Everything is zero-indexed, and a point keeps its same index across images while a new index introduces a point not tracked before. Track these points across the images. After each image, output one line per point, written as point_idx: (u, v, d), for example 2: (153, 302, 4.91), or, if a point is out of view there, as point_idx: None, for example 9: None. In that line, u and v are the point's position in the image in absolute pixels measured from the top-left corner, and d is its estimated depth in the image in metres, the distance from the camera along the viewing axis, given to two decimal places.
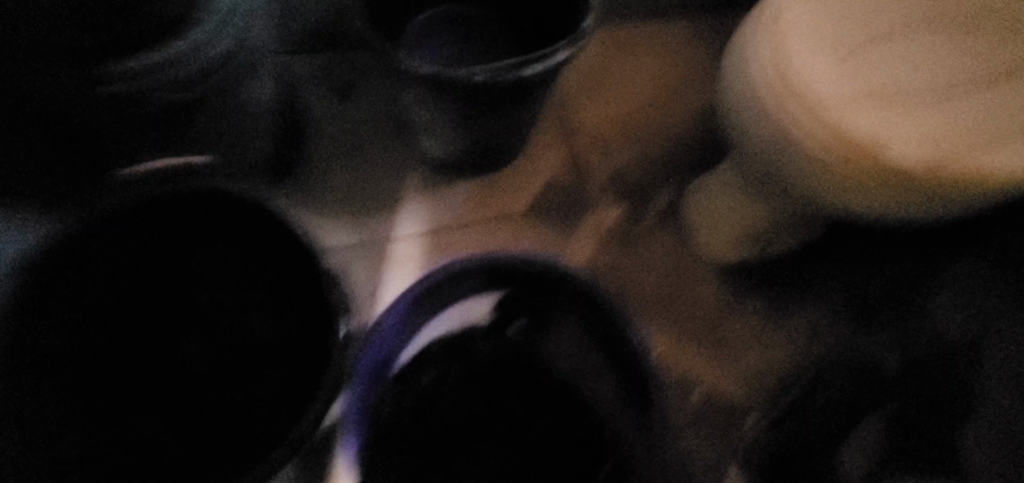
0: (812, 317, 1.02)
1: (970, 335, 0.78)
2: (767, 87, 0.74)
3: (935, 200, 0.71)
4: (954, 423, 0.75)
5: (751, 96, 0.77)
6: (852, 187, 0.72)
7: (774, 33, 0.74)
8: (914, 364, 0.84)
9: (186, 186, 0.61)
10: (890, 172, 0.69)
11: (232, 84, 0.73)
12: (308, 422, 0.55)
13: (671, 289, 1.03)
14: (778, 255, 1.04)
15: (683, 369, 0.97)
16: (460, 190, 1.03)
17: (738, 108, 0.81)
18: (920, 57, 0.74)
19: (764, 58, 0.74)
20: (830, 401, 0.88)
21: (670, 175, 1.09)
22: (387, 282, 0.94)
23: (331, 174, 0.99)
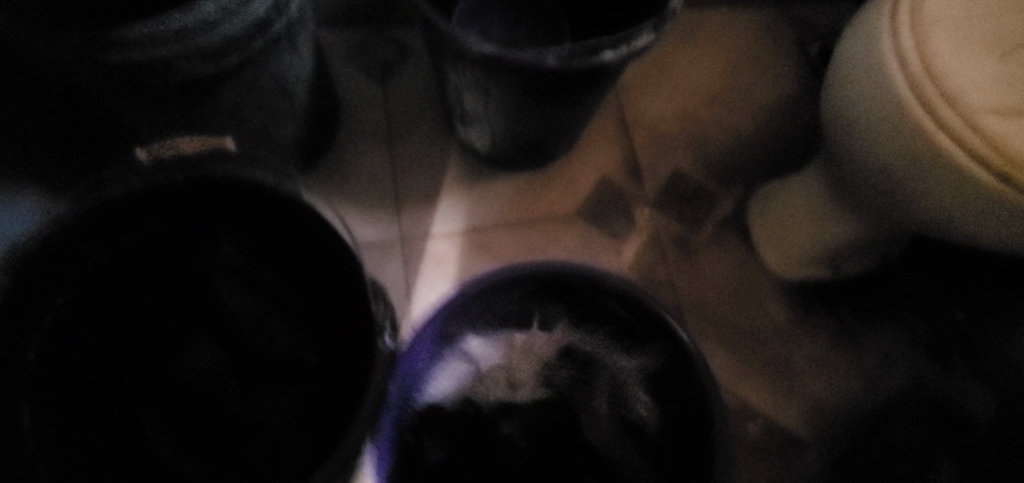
0: (886, 346, 0.93)
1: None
2: (910, 86, 0.57)
3: None
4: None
5: (876, 95, 0.61)
6: (995, 214, 0.57)
7: (916, 22, 0.59)
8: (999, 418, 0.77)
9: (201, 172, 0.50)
10: None
11: (266, 54, 0.65)
12: (332, 462, 0.44)
13: (731, 306, 0.93)
14: (851, 275, 0.95)
15: (743, 395, 0.89)
16: (505, 186, 0.94)
17: (847, 110, 0.66)
18: None
19: (903, 47, 0.59)
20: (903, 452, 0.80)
21: (734, 181, 0.99)
22: (422, 284, 0.86)
23: (365, 162, 0.91)
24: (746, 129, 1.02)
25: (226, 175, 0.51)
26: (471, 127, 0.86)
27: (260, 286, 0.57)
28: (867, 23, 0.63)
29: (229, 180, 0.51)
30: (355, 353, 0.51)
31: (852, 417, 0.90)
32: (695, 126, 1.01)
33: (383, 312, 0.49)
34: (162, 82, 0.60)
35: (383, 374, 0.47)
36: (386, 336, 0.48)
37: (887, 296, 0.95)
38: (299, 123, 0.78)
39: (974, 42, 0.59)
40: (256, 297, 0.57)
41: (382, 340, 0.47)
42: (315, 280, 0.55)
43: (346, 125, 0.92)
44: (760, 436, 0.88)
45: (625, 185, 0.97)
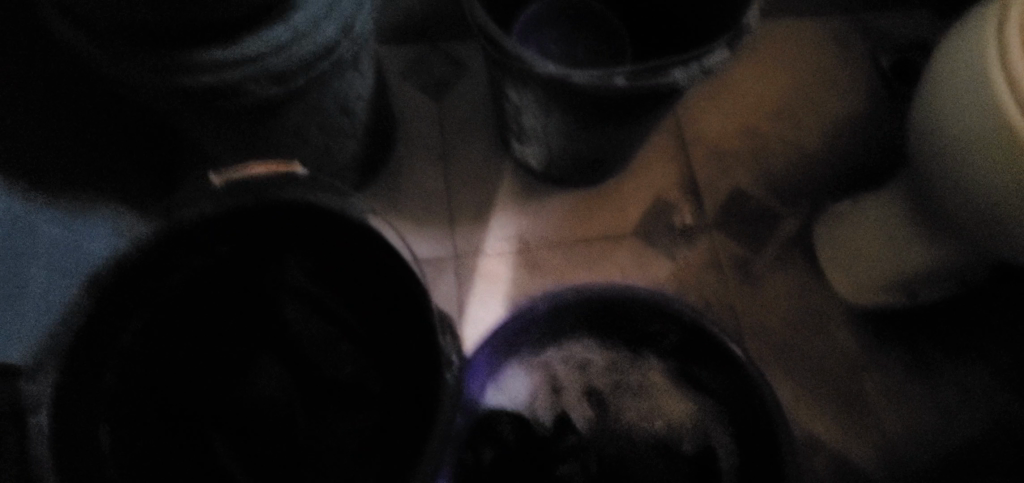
0: (968, 379, 0.87)
1: None
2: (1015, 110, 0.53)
3: None
4: None
5: (976, 119, 0.56)
6: None
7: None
8: None
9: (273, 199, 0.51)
10: None
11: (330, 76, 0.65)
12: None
13: (795, 332, 0.89)
14: (929, 303, 0.88)
15: (810, 428, 0.85)
16: (560, 203, 0.92)
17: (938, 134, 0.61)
18: None
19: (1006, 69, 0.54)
20: None
21: (798, 200, 0.94)
22: (475, 302, 0.85)
23: (419, 179, 0.90)
24: (812, 146, 0.97)
25: (300, 201, 0.51)
26: (527, 144, 0.85)
27: (326, 309, 0.58)
28: (967, 40, 0.58)
29: (301, 205, 0.52)
30: (421, 383, 0.50)
31: (928, 456, 0.84)
32: (757, 142, 0.97)
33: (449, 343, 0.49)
34: (234, 106, 0.61)
35: (451, 408, 0.46)
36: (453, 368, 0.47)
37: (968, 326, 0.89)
38: (358, 142, 0.79)
39: None
40: (321, 319, 0.58)
41: (448, 372, 0.47)
42: (380, 305, 0.55)
43: (400, 142, 0.92)
44: (829, 473, 0.83)
45: (683, 203, 0.93)
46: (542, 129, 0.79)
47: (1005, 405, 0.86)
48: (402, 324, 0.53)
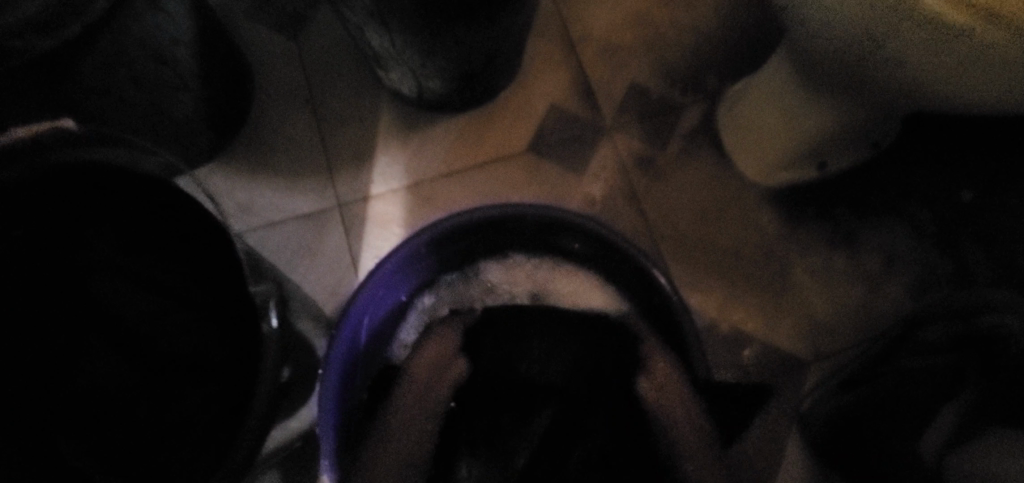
0: (886, 242, 0.84)
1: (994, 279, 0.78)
2: None
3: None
4: (984, 345, 0.63)
5: None
6: (976, 74, 0.47)
7: None
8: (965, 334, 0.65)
9: (53, 161, 0.44)
10: None
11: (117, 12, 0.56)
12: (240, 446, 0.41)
13: (706, 226, 0.85)
14: (839, 172, 0.84)
15: (732, 322, 0.82)
16: (443, 130, 0.85)
17: None
18: None
19: None
20: (903, 372, 0.68)
21: (698, 89, 0.89)
22: (364, 248, 0.80)
23: (292, 130, 0.83)
24: (709, 28, 0.90)
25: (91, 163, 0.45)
26: (392, 71, 0.77)
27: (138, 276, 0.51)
28: None
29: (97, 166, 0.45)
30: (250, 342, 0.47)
31: (855, 331, 0.82)
32: (652, 32, 0.90)
33: (265, 293, 0.46)
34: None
35: (273, 362, 0.44)
36: (270, 317, 0.45)
37: (885, 182, 0.85)
38: (196, 101, 0.71)
39: None
40: (126, 290, 0.51)
41: (267, 321, 0.45)
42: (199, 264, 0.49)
43: (264, 96, 0.84)
44: (755, 364, 0.81)
45: (579, 112, 0.87)
46: (393, 47, 0.70)
47: (934, 262, 0.83)
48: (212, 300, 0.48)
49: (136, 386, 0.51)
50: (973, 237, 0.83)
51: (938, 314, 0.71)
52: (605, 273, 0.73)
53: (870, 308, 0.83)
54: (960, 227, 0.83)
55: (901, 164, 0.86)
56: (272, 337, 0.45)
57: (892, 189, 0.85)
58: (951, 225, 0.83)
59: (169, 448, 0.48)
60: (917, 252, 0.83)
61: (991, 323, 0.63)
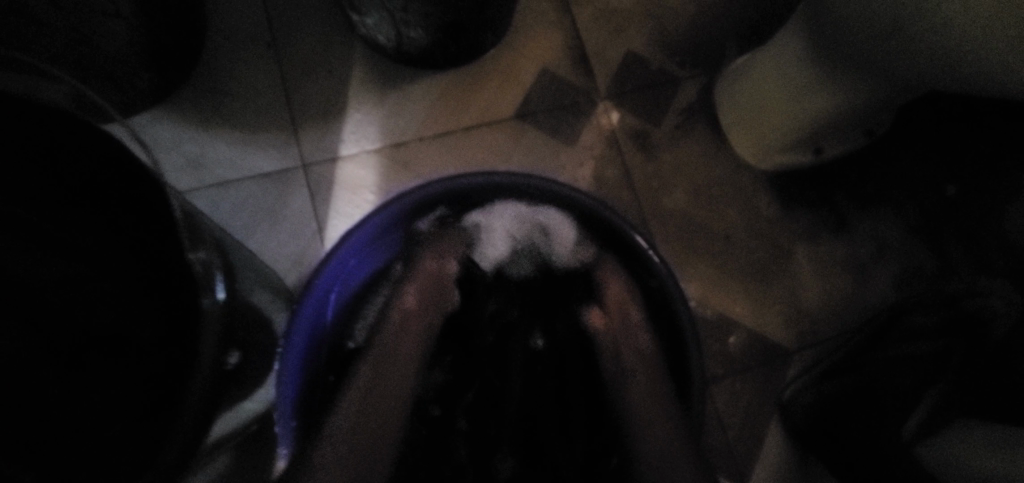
0: (877, 231, 0.82)
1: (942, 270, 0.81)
2: None
3: None
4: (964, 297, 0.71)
5: None
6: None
7: None
8: (944, 307, 0.71)
9: None
10: None
11: None
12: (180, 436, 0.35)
13: (697, 206, 0.81)
14: (834, 157, 0.82)
15: (718, 308, 0.79)
16: (424, 89, 0.77)
17: None
18: None
19: None
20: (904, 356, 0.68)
21: (696, 63, 0.84)
22: (333, 213, 0.72)
23: (248, 79, 0.74)
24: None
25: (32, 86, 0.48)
26: (368, 15, 0.68)
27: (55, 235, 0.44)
28: None
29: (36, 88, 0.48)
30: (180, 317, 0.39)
31: (837, 320, 0.81)
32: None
33: (205, 262, 0.40)
34: None
35: (214, 346, 0.38)
36: (215, 289, 0.40)
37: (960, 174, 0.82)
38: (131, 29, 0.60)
39: None
40: None
41: (210, 294, 0.39)
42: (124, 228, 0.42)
43: (220, 36, 0.74)
44: (739, 350, 0.79)
45: (571, 79, 0.81)
46: None
47: (917, 254, 0.82)
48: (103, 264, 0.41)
49: (52, 363, 0.43)
50: (957, 233, 0.82)
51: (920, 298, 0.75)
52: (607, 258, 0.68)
53: (856, 299, 0.81)
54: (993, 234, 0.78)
55: (919, 132, 0.84)
56: (212, 319, 0.38)
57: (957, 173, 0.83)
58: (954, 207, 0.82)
59: (92, 440, 0.41)
60: (907, 245, 0.82)
61: (974, 306, 0.69)
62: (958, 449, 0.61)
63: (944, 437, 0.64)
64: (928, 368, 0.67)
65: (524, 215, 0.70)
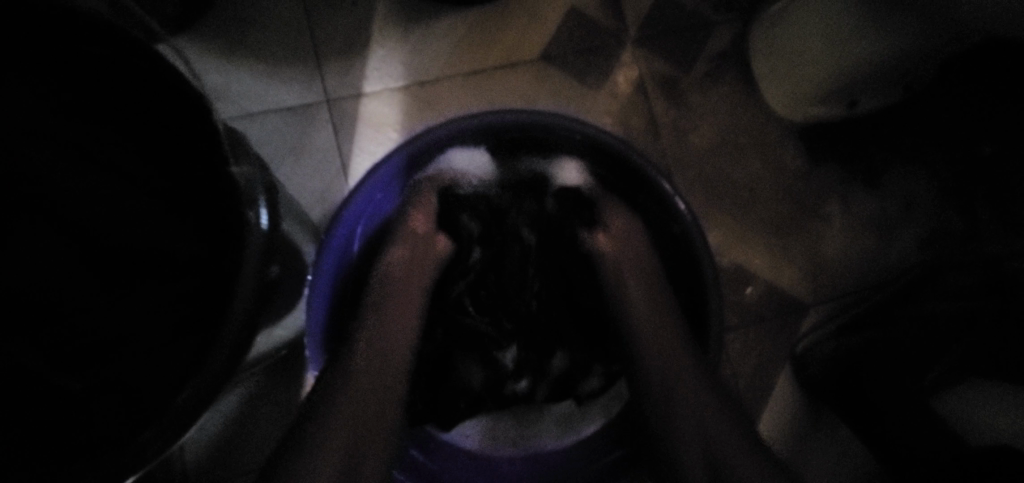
0: (905, 190, 0.81)
1: None
2: None
3: None
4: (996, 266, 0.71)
5: None
6: None
7: None
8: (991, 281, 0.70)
9: None
10: None
11: None
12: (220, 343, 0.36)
13: (723, 157, 0.79)
14: (868, 112, 0.78)
15: (738, 260, 0.77)
16: (448, 26, 0.76)
17: None
18: None
19: None
20: (937, 312, 0.70)
21: (731, 7, 0.80)
22: (357, 151, 0.72)
23: (271, 10, 0.73)
24: None
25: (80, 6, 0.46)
26: None
27: None
28: None
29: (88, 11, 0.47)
30: (209, 213, 0.38)
31: (857, 273, 0.79)
32: None
33: (247, 176, 0.40)
34: None
35: (259, 260, 0.37)
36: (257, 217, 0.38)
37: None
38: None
39: None
40: None
41: (255, 224, 0.37)
42: (150, 143, 0.39)
43: None
44: (757, 301, 0.77)
45: (599, 18, 0.78)
46: None
47: (939, 216, 0.80)
48: (128, 181, 0.40)
49: None
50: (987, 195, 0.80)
51: (948, 262, 0.74)
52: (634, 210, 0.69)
53: (880, 260, 0.79)
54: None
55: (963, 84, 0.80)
56: (256, 233, 0.37)
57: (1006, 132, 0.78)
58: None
59: None
60: (935, 205, 0.80)
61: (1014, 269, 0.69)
62: (992, 416, 0.64)
63: (964, 406, 0.67)
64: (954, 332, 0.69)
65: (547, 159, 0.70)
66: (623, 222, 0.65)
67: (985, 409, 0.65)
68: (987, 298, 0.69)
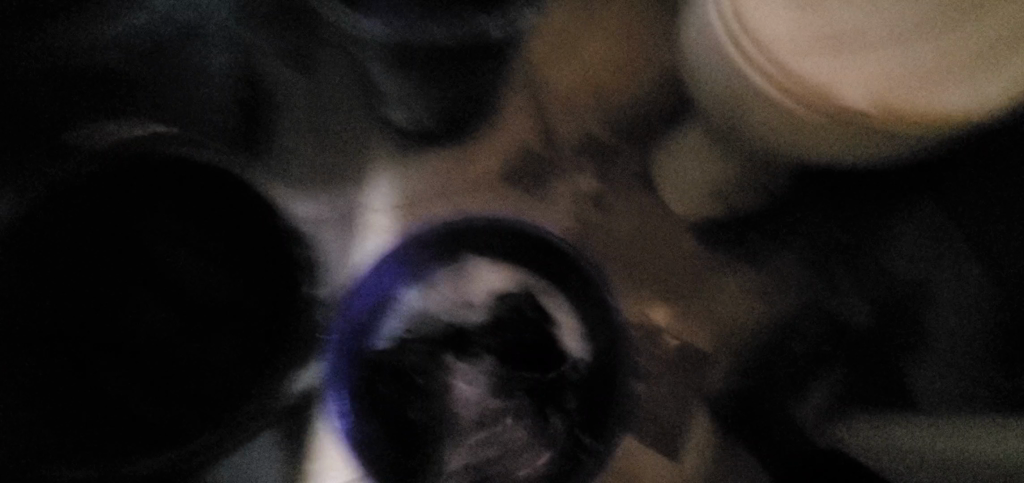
0: (780, 267, 1.04)
1: (916, 284, 0.88)
2: (723, 36, 0.69)
3: (887, 142, 0.67)
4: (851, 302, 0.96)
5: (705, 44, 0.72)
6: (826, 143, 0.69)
7: None
8: (880, 318, 0.93)
9: None
10: (844, 115, 0.65)
11: None
12: None
13: (639, 245, 1.04)
14: (750, 208, 1.03)
15: (655, 323, 1.00)
16: (429, 157, 1.03)
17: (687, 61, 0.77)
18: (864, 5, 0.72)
19: (721, 11, 0.69)
20: (802, 348, 0.97)
21: (637, 138, 1.10)
22: (362, 249, 0.96)
23: (300, 150, 1.00)
24: (647, 89, 1.12)
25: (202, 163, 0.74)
26: (394, 108, 0.95)
27: None
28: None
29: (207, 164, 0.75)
30: None
31: (748, 330, 1.02)
32: (602, 91, 1.12)
33: None
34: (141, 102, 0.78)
35: None
36: None
37: None
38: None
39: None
40: None
41: None
42: None
43: (278, 112, 1.00)
44: (672, 355, 0.99)
45: (541, 148, 1.07)
46: (398, 88, 0.87)
47: (811, 283, 1.02)
48: None
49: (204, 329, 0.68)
50: None
51: (806, 315, 1.00)
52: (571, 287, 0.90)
53: (763, 318, 1.02)
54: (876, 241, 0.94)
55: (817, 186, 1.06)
56: None
57: None
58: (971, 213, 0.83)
59: None
60: (808, 275, 1.03)
61: (851, 315, 0.96)
62: (863, 429, 0.85)
63: (809, 408, 0.92)
64: (806, 365, 0.96)
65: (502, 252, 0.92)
66: (564, 312, 0.90)
67: (825, 406, 0.91)
68: (827, 340, 0.96)
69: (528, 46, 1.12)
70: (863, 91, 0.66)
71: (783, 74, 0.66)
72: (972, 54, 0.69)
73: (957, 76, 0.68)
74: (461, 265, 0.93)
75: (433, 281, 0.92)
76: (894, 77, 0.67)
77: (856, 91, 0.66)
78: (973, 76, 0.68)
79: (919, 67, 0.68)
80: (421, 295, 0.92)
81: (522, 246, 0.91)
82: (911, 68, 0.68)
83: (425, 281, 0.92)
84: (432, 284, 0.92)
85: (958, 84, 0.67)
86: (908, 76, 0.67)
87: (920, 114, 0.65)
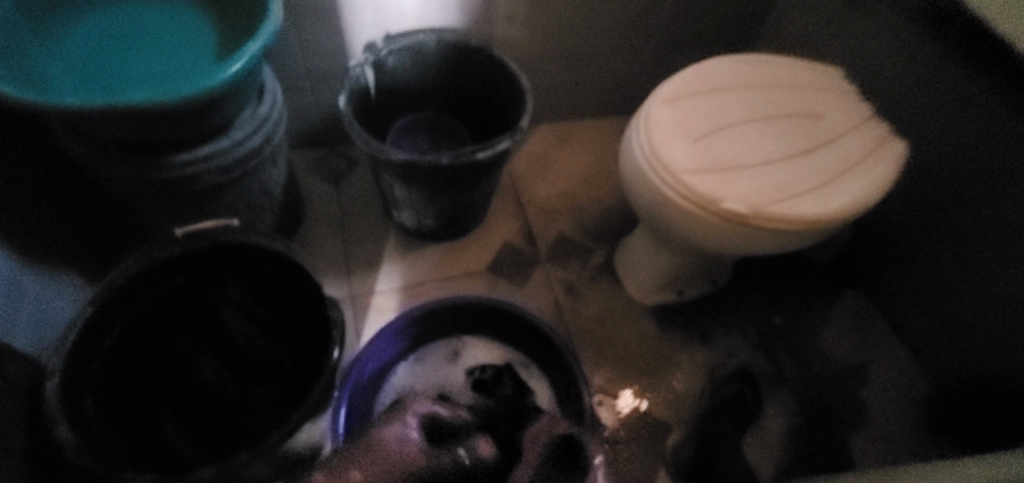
0: (730, 345, 1.20)
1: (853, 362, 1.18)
2: (646, 159, 0.93)
3: (757, 235, 0.90)
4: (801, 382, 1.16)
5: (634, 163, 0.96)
6: (725, 233, 0.90)
7: (647, 127, 0.94)
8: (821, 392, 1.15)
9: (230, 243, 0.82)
10: (728, 217, 0.87)
11: (245, 176, 0.98)
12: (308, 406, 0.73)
13: (606, 327, 1.22)
14: (693, 298, 1.25)
15: (621, 394, 1.14)
16: (430, 252, 1.25)
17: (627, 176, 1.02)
18: (756, 135, 0.95)
19: (643, 144, 0.93)
20: (732, 405, 1.12)
21: (603, 239, 1.33)
22: (369, 326, 1.13)
23: (324, 245, 1.22)
24: (610, 202, 1.38)
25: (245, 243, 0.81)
26: (403, 211, 1.18)
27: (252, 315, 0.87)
28: (632, 128, 0.98)
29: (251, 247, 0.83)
30: None
31: (700, 401, 1.13)
32: (574, 202, 1.37)
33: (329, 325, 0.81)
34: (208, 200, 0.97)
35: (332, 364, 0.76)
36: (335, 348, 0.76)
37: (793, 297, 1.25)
38: (280, 194, 1.12)
39: (679, 132, 0.94)
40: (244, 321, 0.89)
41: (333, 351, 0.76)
42: None
43: (311, 216, 1.25)
44: (637, 424, 1.11)
45: (524, 246, 1.30)
46: (407, 196, 1.11)
47: (757, 361, 1.18)
48: None
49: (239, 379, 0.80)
50: (784, 347, 1.20)
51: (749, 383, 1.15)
52: (543, 357, 1.06)
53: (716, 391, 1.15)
54: (806, 330, 1.22)
55: (752, 280, 1.28)
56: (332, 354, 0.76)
57: (783, 309, 1.24)
58: (894, 311, 1.21)
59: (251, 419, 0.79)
60: (752, 354, 1.19)
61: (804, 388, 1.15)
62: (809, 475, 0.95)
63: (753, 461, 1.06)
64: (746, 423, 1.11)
65: (488, 330, 1.11)
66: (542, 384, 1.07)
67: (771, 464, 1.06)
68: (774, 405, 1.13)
69: (514, 168, 1.40)
70: (746, 197, 0.87)
71: (688, 191, 0.89)
72: (831, 173, 0.92)
73: (816, 186, 0.90)
74: (455, 342, 1.12)
75: (431, 354, 1.10)
76: (770, 187, 0.89)
77: (743, 197, 0.87)
78: (834, 189, 0.90)
79: (793, 182, 0.90)
80: (420, 366, 1.09)
81: (503, 324, 1.09)
82: (786, 182, 0.90)
83: (424, 354, 1.10)
84: (429, 357, 1.10)
85: (817, 192, 0.89)
86: (787, 189, 0.89)
87: (782, 218, 0.87)
